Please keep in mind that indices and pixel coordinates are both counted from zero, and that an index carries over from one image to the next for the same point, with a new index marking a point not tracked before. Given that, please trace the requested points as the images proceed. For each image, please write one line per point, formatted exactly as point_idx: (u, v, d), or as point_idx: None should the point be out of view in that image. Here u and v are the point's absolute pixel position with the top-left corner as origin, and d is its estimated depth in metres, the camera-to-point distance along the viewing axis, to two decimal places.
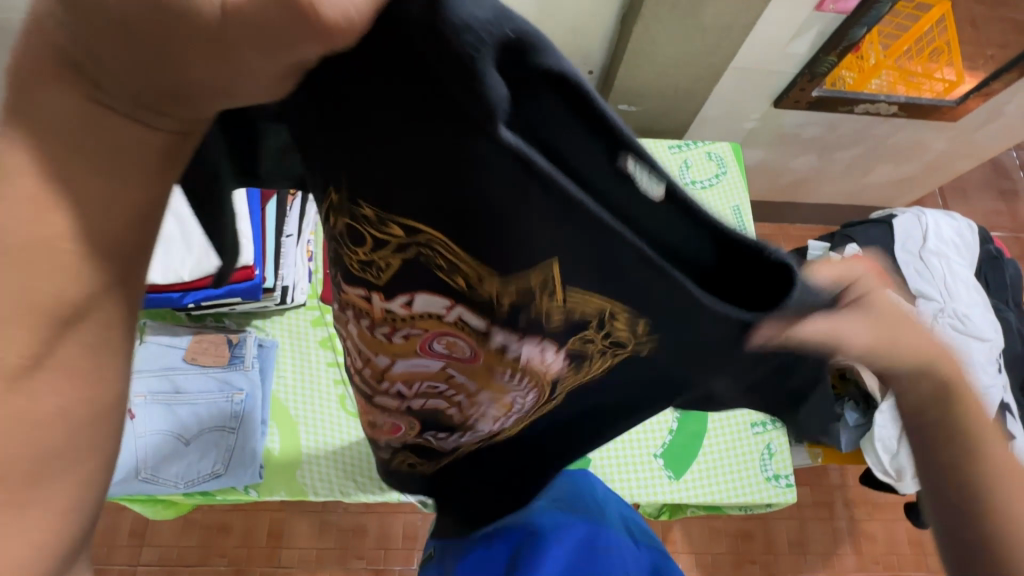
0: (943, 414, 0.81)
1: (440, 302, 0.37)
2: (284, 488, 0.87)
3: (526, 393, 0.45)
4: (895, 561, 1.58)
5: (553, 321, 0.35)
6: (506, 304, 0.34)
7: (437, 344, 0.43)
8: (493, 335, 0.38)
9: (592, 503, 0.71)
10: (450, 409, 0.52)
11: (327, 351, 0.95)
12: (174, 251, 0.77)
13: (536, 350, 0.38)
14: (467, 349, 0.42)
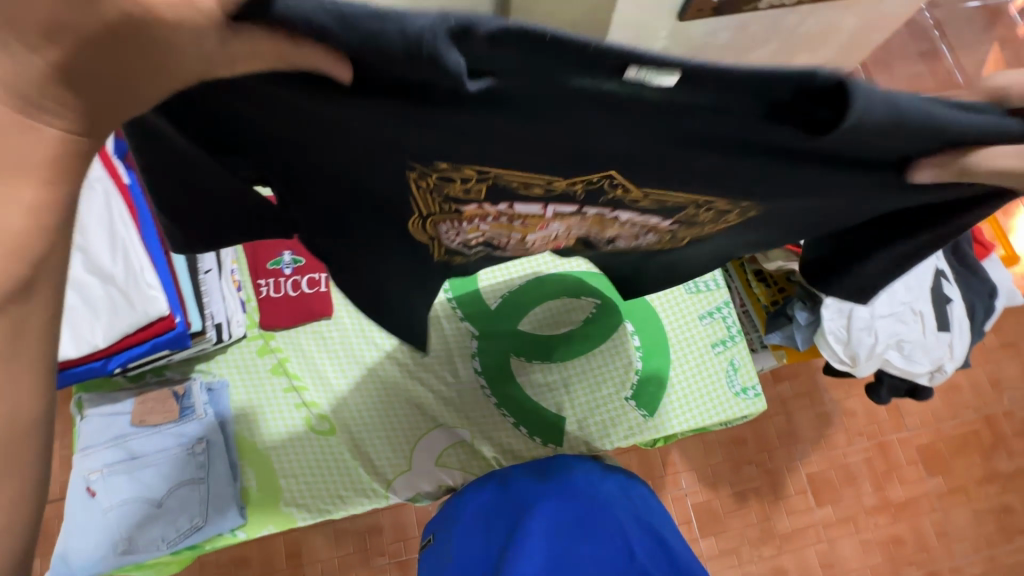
0: (884, 294, 0.82)
1: (537, 205, 0.46)
2: (271, 521, 0.86)
3: (646, 235, 0.52)
4: (877, 429, 1.68)
5: (643, 204, 0.44)
6: (583, 193, 0.43)
7: (553, 225, 0.51)
8: (587, 209, 0.46)
9: (579, 498, 0.74)
10: (584, 245, 0.59)
11: (281, 377, 0.92)
12: (80, 320, 0.72)
13: (636, 214, 0.47)
14: (570, 223, 0.50)
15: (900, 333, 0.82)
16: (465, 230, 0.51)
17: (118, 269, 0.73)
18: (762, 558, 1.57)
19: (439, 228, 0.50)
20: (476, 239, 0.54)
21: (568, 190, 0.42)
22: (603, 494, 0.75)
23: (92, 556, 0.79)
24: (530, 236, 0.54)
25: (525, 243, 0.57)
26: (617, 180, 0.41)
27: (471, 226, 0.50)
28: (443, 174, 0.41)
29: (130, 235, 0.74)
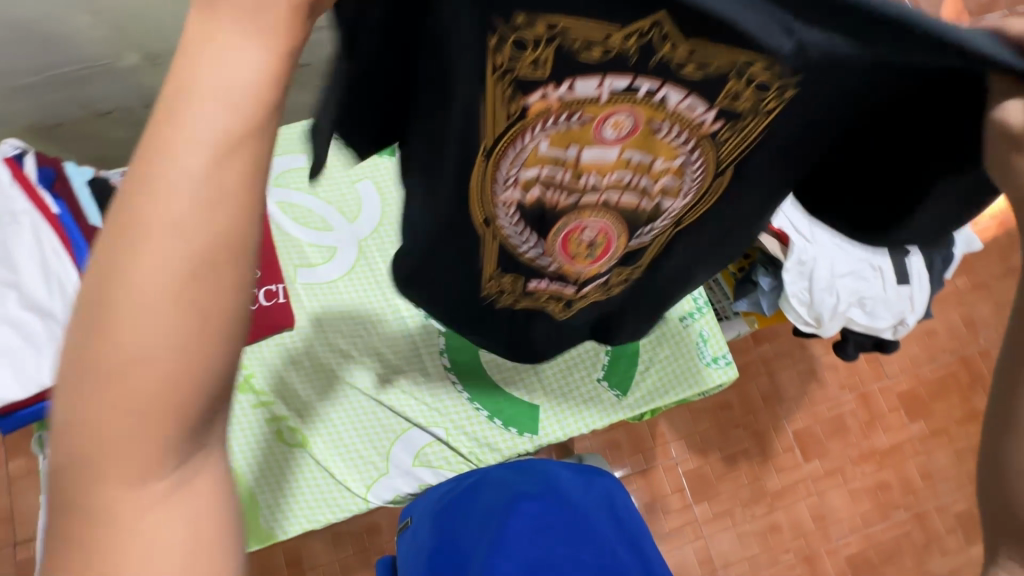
0: (844, 253, 0.82)
1: (592, 80, 0.38)
2: (251, 538, 0.86)
3: (696, 154, 0.44)
4: (858, 381, 1.71)
5: (689, 71, 0.36)
6: (638, 48, 0.35)
7: (605, 133, 0.42)
8: (641, 87, 0.38)
9: (563, 503, 0.74)
10: (638, 205, 0.50)
11: (246, 394, 0.90)
12: (23, 360, 0.70)
13: (686, 93, 0.38)
14: (630, 126, 0.42)
15: (861, 290, 0.82)
16: (523, 162, 0.45)
17: (56, 304, 0.71)
18: (755, 517, 1.60)
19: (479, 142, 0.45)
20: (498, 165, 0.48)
21: (625, 47, 0.35)
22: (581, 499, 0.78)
23: None
24: (579, 168, 0.46)
25: (580, 190, 0.49)
26: (669, 26, 0.34)
27: (527, 147, 0.43)
28: (521, 34, 0.34)
29: (65, 267, 0.72)
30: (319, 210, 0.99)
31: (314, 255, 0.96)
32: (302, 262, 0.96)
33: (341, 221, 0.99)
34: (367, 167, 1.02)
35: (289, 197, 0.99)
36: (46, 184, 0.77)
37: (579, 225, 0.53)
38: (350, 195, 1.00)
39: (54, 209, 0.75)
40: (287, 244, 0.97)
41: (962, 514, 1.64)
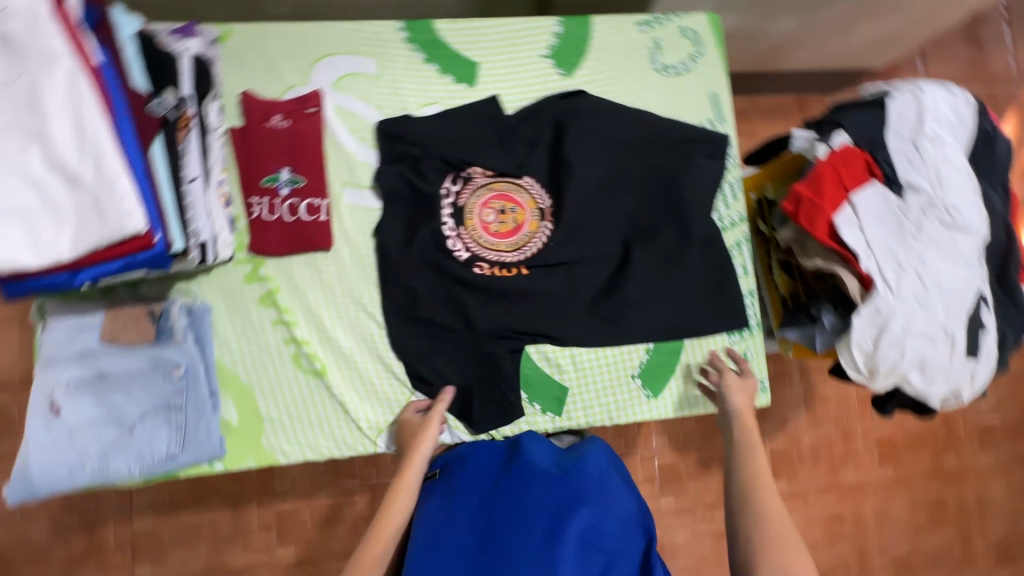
0: (922, 313, 0.78)
1: (445, 204, 0.87)
2: (249, 456, 0.82)
3: (461, 250, 0.87)
4: (844, 416, 1.74)
5: (478, 211, 0.88)
6: (461, 202, 0.88)
7: (485, 215, 0.88)
8: (446, 216, 0.87)
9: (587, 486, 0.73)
10: (530, 249, 0.89)
11: (269, 309, 0.84)
12: (39, 225, 0.62)
13: (463, 237, 0.87)
14: (478, 216, 0.88)
15: (926, 354, 0.79)
16: (477, 189, 0.89)
17: (86, 171, 0.62)
18: (713, 519, 1.66)
19: (513, 185, 0.89)
20: (503, 215, 0.89)
21: (467, 199, 0.88)
22: (581, 480, 0.74)
23: (56, 475, 0.73)
24: (473, 221, 0.88)
25: (466, 233, 0.87)
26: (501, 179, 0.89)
27: (478, 191, 0.88)
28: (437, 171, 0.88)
29: (99, 128, 0.62)
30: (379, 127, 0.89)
31: (365, 175, 0.88)
32: (351, 180, 0.88)
33: None
34: (442, 92, 0.91)
35: (349, 105, 0.89)
36: (91, 29, 0.67)
37: (510, 198, 0.89)
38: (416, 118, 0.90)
39: (96, 60, 0.64)
40: (338, 157, 0.88)
41: (899, 557, 1.74)
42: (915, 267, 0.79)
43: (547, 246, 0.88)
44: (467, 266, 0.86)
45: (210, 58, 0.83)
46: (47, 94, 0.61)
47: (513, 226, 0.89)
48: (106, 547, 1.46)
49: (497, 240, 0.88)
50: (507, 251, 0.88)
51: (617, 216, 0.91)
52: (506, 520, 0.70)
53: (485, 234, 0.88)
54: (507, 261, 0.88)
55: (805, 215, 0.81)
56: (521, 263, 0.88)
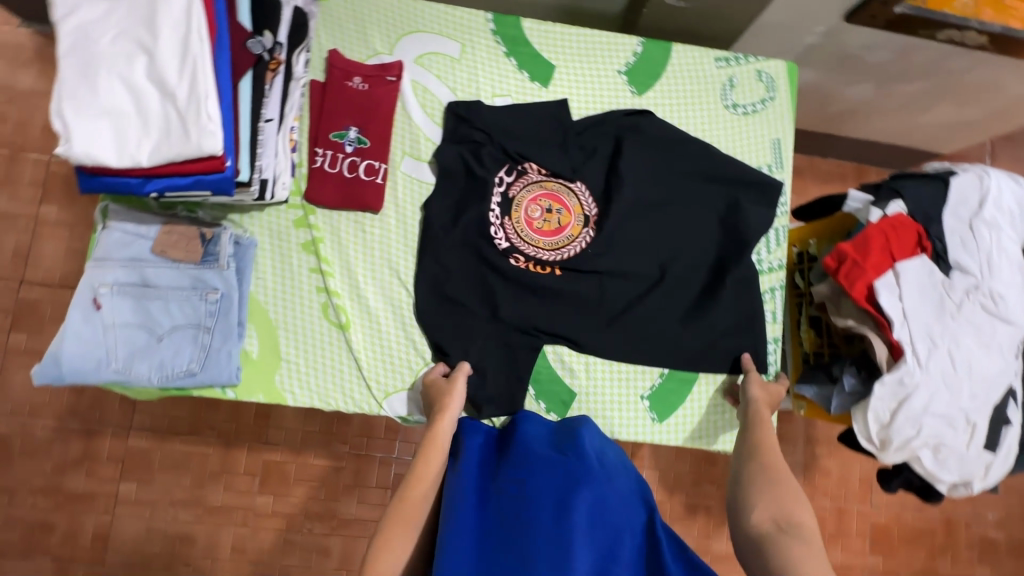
0: (947, 394, 0.77)
1: (493, 193, 0.89)
2: (260, 390, 0.85)
3: (501, 240, 0.88)
4: (842, 493, 1.69)
5: (524, 207, 0.89)
6: (510, 194, 0.90)
7: (531, 211, 0.90)
8: (492, 205, 0.89)
9: (589, 468, 0.74)
10: (570, 251, 0.90)
11: (309, 256, 0.87)
12: (129, 129, 0.66)
13: (505, 227, 0.88)
14: (525, 210, 0.89)
15: (942, 437, 0.78)
16: (528, 184, 0.90)
17: (181, 89, 0.66)
18: None
19: (563, 186, 0.91)
20: (548, 213, 0.90)
21: (515, 193, 0.89)
22: (585, 463, 0.74)
23: (83, 366, 0.77)
24: (517, 215, 0.89)
25: (509, 224, 0.89)
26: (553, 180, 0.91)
27: (528, 186, 0.90)
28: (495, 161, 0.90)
29: (202, 51, 0.66)
30: None
31: (426, 149, 0.91)
32: (412, 151, 0.91)
33: None
34: (516, 87, 0.94)
35: (426, 81, 0.92)
36: None
37: (560, 198, 0.90)
38: None
39: None
40: (405, 127, 0.91)
41: None
42: (947, 347, 0.78)
43: (585, 252, 0.89)
44: (504, 256, 0.88)
45: (309, 13, 0.87)
46: (161, 15, 0.66)
47: (556, 227, 0.90)
48: (99, 457, 1.51)
49: (538, 237, 0.89)
50: (545, 249, 0.89)
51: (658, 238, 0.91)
52: (519, 506, 0.69)
53: (527, 229, 0.89)
54: (543, 259, 0.89)
55: (845, 274, 0.82)
56: (556, 264, 0.89)
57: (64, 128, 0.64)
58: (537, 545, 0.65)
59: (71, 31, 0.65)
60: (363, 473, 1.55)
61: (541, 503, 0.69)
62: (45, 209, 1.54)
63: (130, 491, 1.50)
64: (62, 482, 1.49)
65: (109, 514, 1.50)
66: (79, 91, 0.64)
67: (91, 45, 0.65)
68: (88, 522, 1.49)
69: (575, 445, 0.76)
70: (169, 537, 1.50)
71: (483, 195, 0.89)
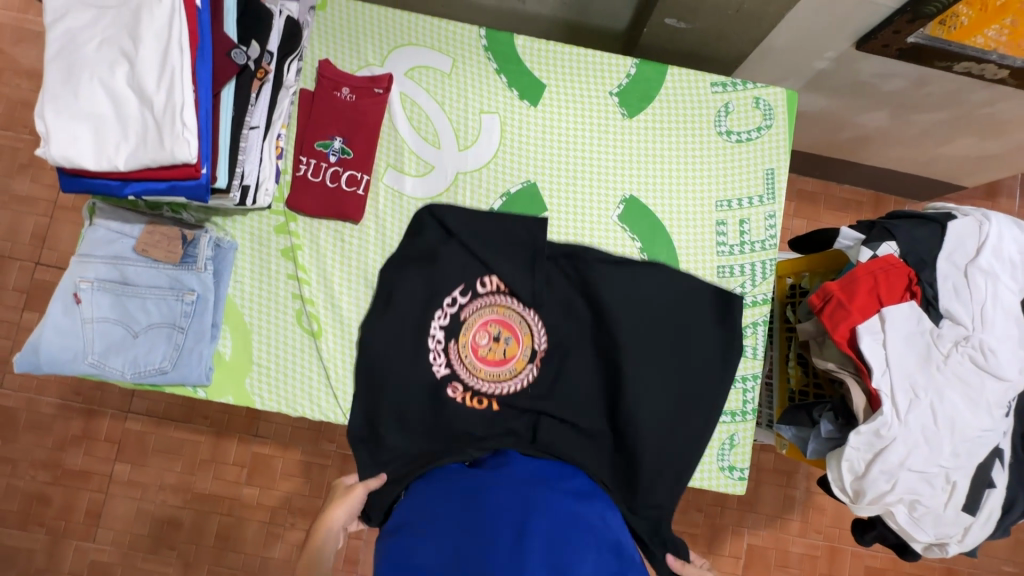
0: (926, 449, 0.73)
1: (439, 312, 0.85)
2: (230, 392, 0.86)
3: (442, 366, 0.84)
4: (837, 533, 1.60)
5: (467, 342, 0.85)
6: (459, 316, 0.86)
7: (479, 336, 0.86)
8: (436, 330, 0.85)
9: (550, 496, 0.66)
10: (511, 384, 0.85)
11: (288, 262, 0.88)
12: (107, 133, 0.68)
13: (448, 355, 0.84)
14: (473, 338, 0.85)
15: (919, 494, 0.74)
16: (482, 307, 0.86)
17: (158, 97, 0.67)
18: None
19: (517, 314, 0.86)
20: (496, 341, 0.86)
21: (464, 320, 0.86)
22: (546, 492, 0.66)
23: (59, 356, 0.79)
24: (457, 349, 0.85)
25: (451, 357, 0.84)
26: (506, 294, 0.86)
27: (482, 308, 0.86)
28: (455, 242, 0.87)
29: (181, 60, 0.68)
30: (437, 122, 0.92)
31: (410, 162, 0.91)
32: (395, 163, 0.91)
33: (450, 142, 0.92)
34: (504, 103, 0.93)
35: (414, 94, 0.92)
36: None
37: (510, 332, 0.86)
38: (472, 121, 0.93)
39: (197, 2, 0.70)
40: (390, 139, 0.91)
41: None
42: (930, 400, 0.74)
43: (526, 390, 0.84)
44: (443, 381, 0.83)
45: (303, 23, 0.89)
46: (144, 25, 0.68)
47: (500, 356, 0.86)
48: (97, 436, 1.56)
49: (480, 365, 0.85)
50: (486, 379, 0.85)
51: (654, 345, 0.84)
52: (473, 534, 0.61)
53: (471, 356, 0.85)
54: (481, 390, 0.84)
55: (829, 314, 0.78)
56: (494, 397, 0.84)
57: (46, 131, 0.67)
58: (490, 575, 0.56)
59: (60, 38, 0.68)
60: (346, 472, 1.56)
61: (495, 527, 0.61)
62: (63, 194, 1.60)
63: (124, 472, 1.55)
64: (61, 458, 1.55)
65: (102, 493, 1.55)
66: (63, 94, 0.67)
67: (77, 52, 0.68)
68: (83, 499, 1.54)
69: (533, 478, 0.70)
70: (157, 520, 1.54)
71: (428, 313, 0.85)
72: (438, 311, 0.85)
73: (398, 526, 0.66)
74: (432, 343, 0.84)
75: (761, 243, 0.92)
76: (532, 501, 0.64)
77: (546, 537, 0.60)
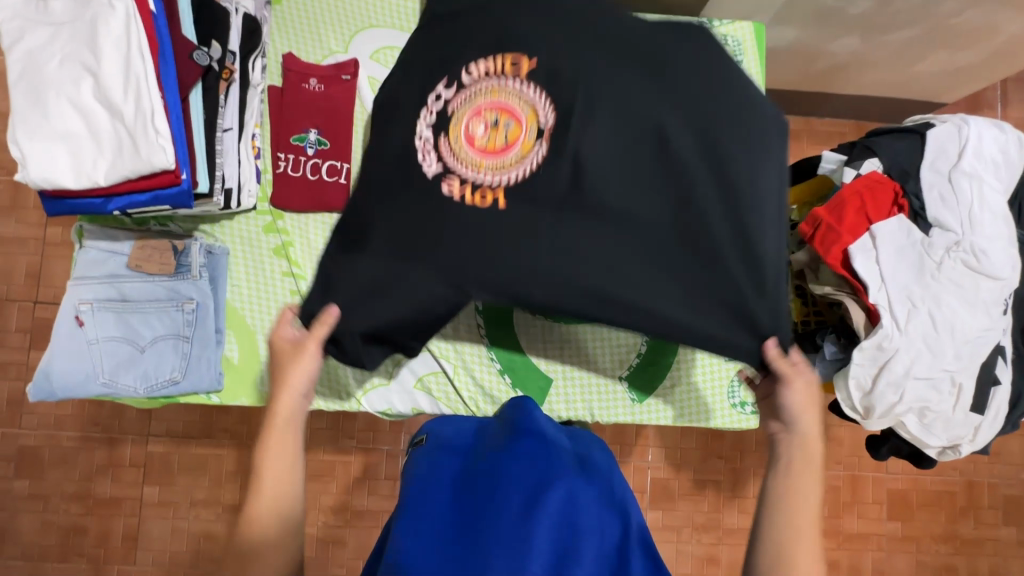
0: (929, 356, 0.75)
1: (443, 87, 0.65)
2: (244, 395, 0.87)
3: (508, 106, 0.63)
4: (857, 462, 1.62)
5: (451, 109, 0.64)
6: (478, 69, 0.64)
7: (467, 122, 0.63)
8: (441, 101, 0.65)
9: (565, 462, 0.64)
10: (466, 105, 0.63)
11: (281, 260, 0.89)
12: (81, 149, 0.68)
13: (461, 102, 0.64)
14: (488, 116, 0.63)
15: (928, 401, 0.76)
16: (483, 143, 0.63)
17: (128, 107, 0.67)
18: (700, 542, 1.61)
19: (516, 92, 0.63)
20: (493, 128, 0.63)
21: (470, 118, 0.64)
22: (559, 453, 0.65)
23: (72, 380, 0.80)
24: (455, 104, 0.64)
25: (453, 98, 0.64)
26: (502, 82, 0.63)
27: (476, 86, 0.64)
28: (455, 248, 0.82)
29: (144, 68, 0.68)
30: None
31: None
32: None
33: None
34: None
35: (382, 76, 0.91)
36: None
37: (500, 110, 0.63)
38: None
39: (151, 7, 0.70)
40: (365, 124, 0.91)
41: None
42: (928, 308, 0.75)
43: (535, 175, 0.61)
44: (435, 182, 0.62)
45: (260, 18, 0.88)
46: (102, 37, 0.67)
47: (501, 145, 0.62)
48: (123, 462, 1.58)
49: (479, 158, 0.62)
50: (487, 172, 0.62)
51: (636, 221, 0.60)
52: (489, 493, 0.60)
53: (466, 148, 0.63)
54: (485, 183, 0.61)
55: (821, 239, 0.79)
56: (501, 189, 0.61)
57: (21, 156, 0.67)
58: (495, 538, 0.56)
59: (19, 61, 0.67)
60: (370, 466, 1.58)
61: (507, 489, 0.60)
62: (49, 230, 1.60)
63: (153, 494, 1.58)
64: (91, 488, 1.58)
65: (136, 517, 1.58)
66: (32, 115, 0.67)
67: (39, 72, 0.67)
68: (118, 524, 1.57)
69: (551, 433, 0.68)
70: (192, 535, 1.57)
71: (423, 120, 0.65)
72: (423, 108, 0.65)
73: (420, 471, 0.67)
74: (431, 102, 0.65)
75: None
76: (547, 462, 0.63)
77: (561, 503, 0.59)
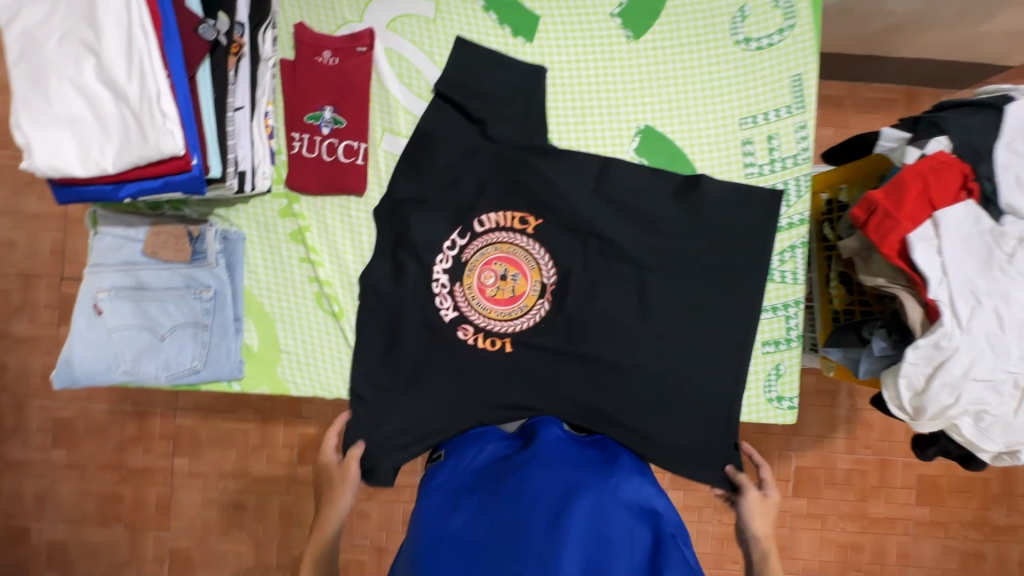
0: (992, 357, 0.69)
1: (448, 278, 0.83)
2: (265, 383, 0.86)
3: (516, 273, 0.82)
4: (886, 447, 1.58)
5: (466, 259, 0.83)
6: (493, 222, 0.83)
7: (482, 273, 0.82)
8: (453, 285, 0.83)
9: (590, 472, 0.62)
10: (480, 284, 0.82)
11: (298, 245, 0.86)
12: (87, 134, 0.64)
13: (473, 252, 0.83)
14: (497, 273, 0.82)
15: (986, 405, 0.71)
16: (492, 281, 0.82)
17: (132, 89, 0.64)
18: (721, 522, 1.59)
19: (521, 251, 0.83)
20: (503, 280, 0.83)
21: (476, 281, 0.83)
22: (582, 465, 0.64)
23: (94, 368, 0.80)
24: (469, 254, 0.82)
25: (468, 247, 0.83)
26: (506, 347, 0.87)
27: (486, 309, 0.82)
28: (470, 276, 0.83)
29: (147, 45, 0.63)
30: (429, 75, 0.85)
31: (406, 123, 0.85)
32: (390, 126, 0.85)
33: None
34: (497, 42, 0.85)
35: (400, 47, 0.85)
36: None
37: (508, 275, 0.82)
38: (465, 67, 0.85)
39: None
40: (381, 99, 0.85)
41: None
42: (995, 304, 0.69)
43: (538, 326, 0.82)
44: (452, 327, 0.82)
45: None
46: (101, 12, 0.63)
47: (510, 295, 0.83)
48: (153, 435, 1.62)
49: (490, 306, 0.82)
50: (497, 319, 0.82)
51: (621, 369, 0.82)
52: (514, 507, 0.58)
53: (480, 297, 0.82)
54: (495, 331, 0.82)
55: (875, 227, 0.72)
56: (507, 337, 0.82)
57: (26, 142, 0.64)
58: (522, 555, 0.54)
59: (17, 39, 0.63)
60: None
61: (532, 502, 0.58)
62: (71, 206, 1.60)
63: (183, 465, 1.62)
64: (123, 458, 1.63)
65: (167, 486, 1.63)
66: (34, 101, 0.64)
67: (39, 52, 0.63)
68: (151, 493, 1.63)
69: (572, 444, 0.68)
70: (222, 505, 1.62)
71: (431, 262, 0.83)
72: (440, 255, 0.82)
73: (439, 484, 0.65)
74: (435, 288, 0.82)
75: (793, 158, 0.84)
76: (570, 473, 0.62)
77: (588, 514, 0.58)
